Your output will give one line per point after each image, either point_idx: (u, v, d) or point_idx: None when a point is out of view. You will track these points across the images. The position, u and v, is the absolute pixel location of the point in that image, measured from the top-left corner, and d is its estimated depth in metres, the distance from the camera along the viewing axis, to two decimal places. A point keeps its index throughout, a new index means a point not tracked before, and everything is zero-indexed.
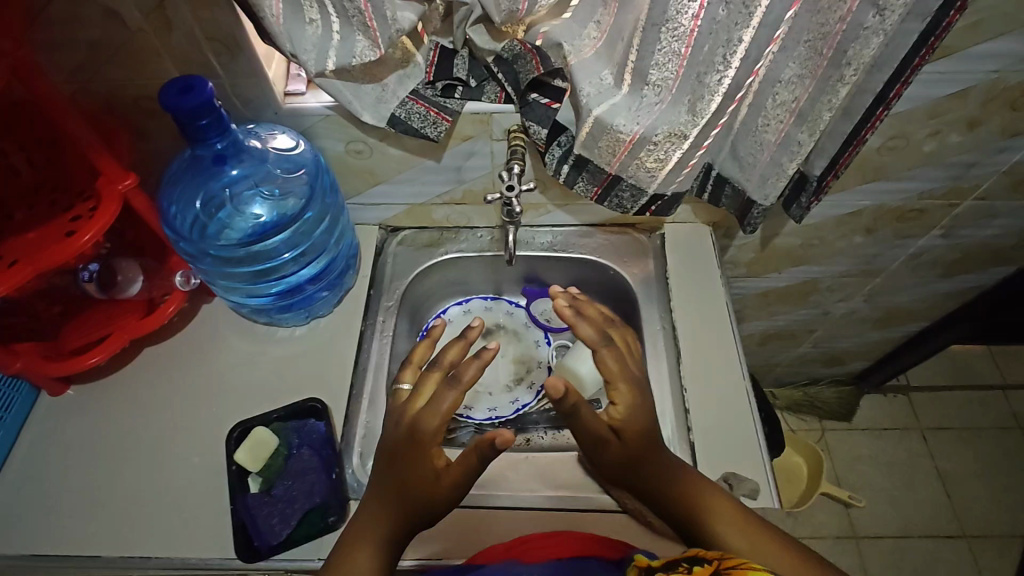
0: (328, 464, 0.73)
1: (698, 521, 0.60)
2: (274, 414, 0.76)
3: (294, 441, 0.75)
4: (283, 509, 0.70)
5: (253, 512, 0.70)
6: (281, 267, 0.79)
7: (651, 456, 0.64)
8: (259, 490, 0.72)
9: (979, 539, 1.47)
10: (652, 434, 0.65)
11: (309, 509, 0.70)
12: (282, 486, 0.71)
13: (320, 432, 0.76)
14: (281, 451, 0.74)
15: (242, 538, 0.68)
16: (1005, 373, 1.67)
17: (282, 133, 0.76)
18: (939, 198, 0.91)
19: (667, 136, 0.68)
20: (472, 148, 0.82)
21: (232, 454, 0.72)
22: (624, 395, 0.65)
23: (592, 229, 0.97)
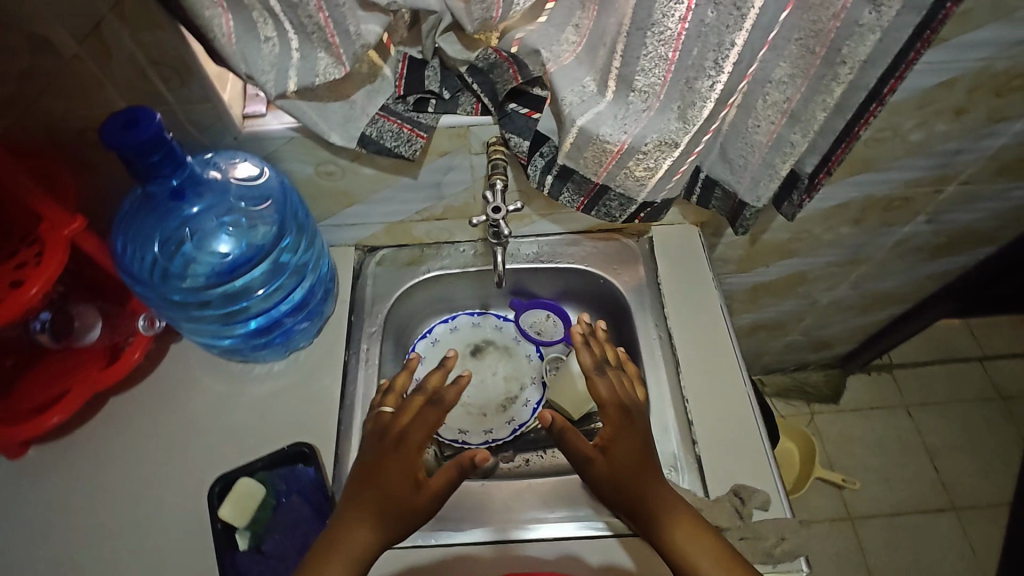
0: (321, 511, 0.68)
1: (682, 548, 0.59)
2: (260, 462, 0.71)
3: (282, 489, 0.70)
4: (274, 566, 0.66)
5: (241, 572, 0.65)
6: (256, 303, 0.74)
7: (641, 477, 0.63)
8: (249, 547, 0.67)
9: (970, 511, 1.49)
10: (643, 456, 0.65)
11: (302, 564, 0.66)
12: (271, 541, 0.67)
13: (310, 478, 0.70)
14: (268, 502, 0.68)
15: None
16: (983, 344, 1.70)
17: (244, 160, 0.71)
18: (926, 185, 0.90)
19: (657, 145, 0.64)
20: (450, 162, 0.77)
21: (215, 511, 0.67)
22: (614, 416, 0.67)
23: (578, 237, 0.94)
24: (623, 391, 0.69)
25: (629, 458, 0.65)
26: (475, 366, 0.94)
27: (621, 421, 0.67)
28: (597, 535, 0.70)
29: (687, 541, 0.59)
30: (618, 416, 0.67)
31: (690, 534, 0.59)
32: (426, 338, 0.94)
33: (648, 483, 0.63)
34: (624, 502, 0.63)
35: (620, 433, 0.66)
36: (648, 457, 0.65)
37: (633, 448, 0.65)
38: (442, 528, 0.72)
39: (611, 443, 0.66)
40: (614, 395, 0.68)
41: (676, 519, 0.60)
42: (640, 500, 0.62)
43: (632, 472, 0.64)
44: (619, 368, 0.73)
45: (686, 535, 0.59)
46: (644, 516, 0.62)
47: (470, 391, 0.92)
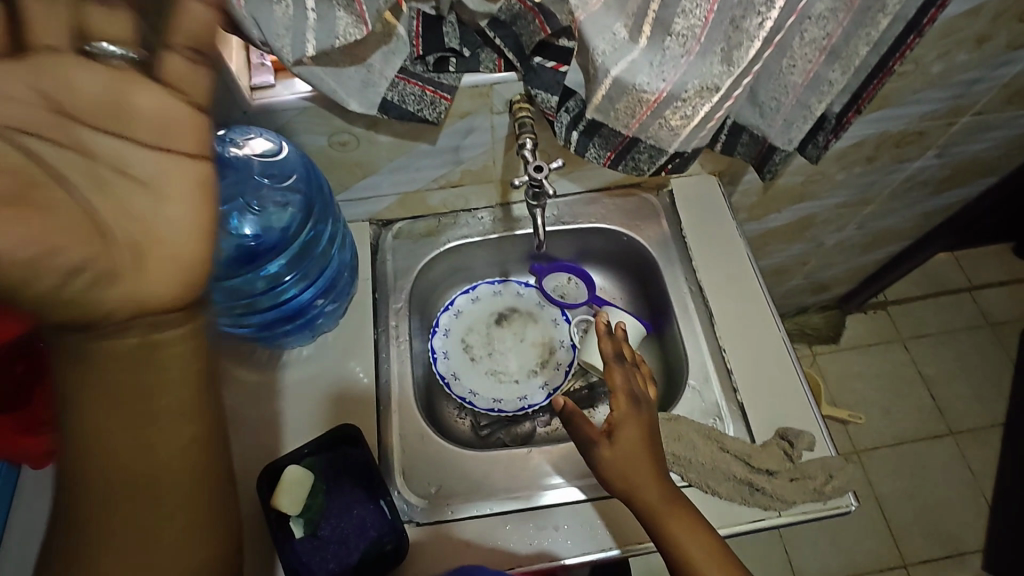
0: (373, 492, 0.67)
1: (673, 536, 0.60)
2: (305, 448, 0.68)
3: (329, 474, 0.68)
4: (337, 551, 0.65)
5: (304, 560, 0.64)
6: (283, 290, 0.71)
7: (640, 468, 0.62)
8: (304, 534, 0.65)
9: (965, 434, 1.56)
10: (648, 450, 0.63)
11: (365, 546, 0.65)
12: (329, 526, 0.66)
13: (359, 459, 0.69)
14: (318, 487, 0.67)
15: None
16: (971, 274, 1.75)
17: (260, 134, 0.68)
18: (940, 118, 0.90)
19: (697, 91, 0.63)
20: (471, 124, 0.74)
21: (267, 502, 0.64)
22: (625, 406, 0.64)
23: (597, 195, 0.92)
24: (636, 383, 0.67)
25: (633, 449, 0.63)
26: (501, 334, 0.93)
27: (630, 410, 0.64)
28: None
29: (681, 531, 0.60)
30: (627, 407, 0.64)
31: (684, 523, 0.61)
32: (449, 311, 0.92)
33: (646, 475, 0.62)
34: (624, 489, 0.62)
35: (628, 423, 0.64)
36: (653, 448, 0.64)
37: (640, 439, 0.63)
38: (498, 497, 0.71)
39: (617, 429, 0.64)
40: (629, 386, 0.66)
41: (672, 508, 0.61)
42: (638, 491, 0.62)
43: (639, 465, 0.62)
44: (635, 365, 0.70)
45: (680, 525, 0.60)
46: (639, 500, 0.62)
47: (499, 359, 0.91)
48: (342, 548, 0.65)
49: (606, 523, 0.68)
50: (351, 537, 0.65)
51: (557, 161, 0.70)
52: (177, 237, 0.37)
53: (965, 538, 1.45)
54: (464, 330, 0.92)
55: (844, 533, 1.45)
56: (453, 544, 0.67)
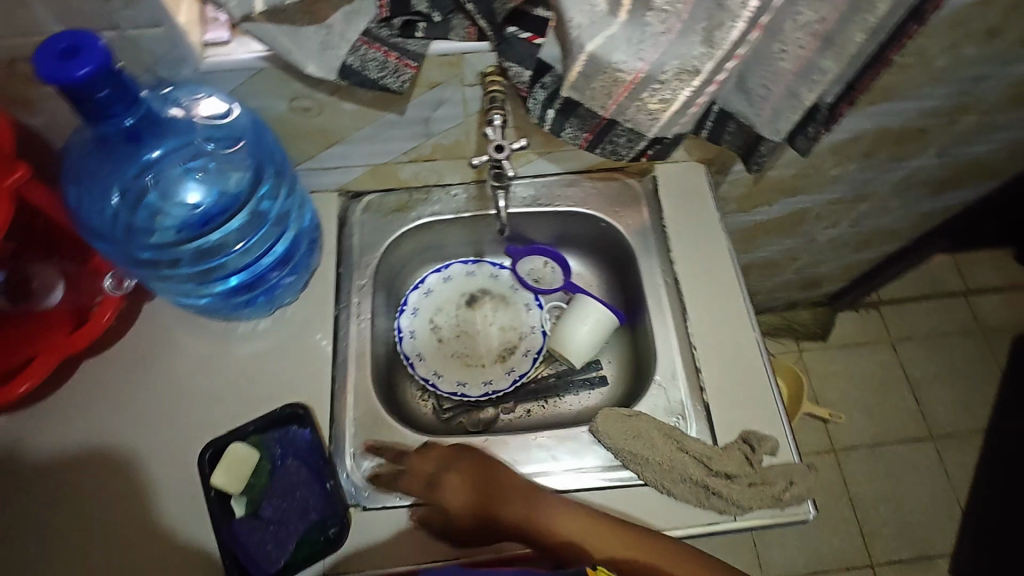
0: (320, 473, 0.67)
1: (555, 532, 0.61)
2: (250, 426, 0.68)
3: (277, 452, 0.68)
4: (276, 532, 0.64)
5: (242, 540, 0.63)
6: (235, 262, 0.68)
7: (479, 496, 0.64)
8: (246, 513, 0.65)
9: (946, 439, 1.55)
10: (471, 468, 0.67)
11: (305, 529, 0.64)
12: (270, 507, 0.65)
13: (306, 440, 0.68)
14: (264, 466, 0.66)
15: (235, 568, 0.62)
16: (967, 278, 1.71)
17: (208, 96, 0.63)
18: (942, 115, 0.85)
19: (677, 73, 0.58)
20: (441, 96, 0.70)
21: (208, 479, 0.65)
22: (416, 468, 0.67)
23: (577, 177, 0.88)
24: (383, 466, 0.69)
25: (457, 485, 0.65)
26: (471, 316, 0.90)
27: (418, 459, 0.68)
28: (610, 486, 0.68)
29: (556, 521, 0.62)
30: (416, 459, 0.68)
31: (550, 510, 0.63)
32: (419, 289, 0.89)
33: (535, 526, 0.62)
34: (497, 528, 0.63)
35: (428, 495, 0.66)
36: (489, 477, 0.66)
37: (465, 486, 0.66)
38: None
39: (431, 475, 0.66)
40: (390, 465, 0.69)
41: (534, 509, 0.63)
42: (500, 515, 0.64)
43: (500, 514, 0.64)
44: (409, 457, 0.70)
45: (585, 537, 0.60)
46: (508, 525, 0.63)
47: (467, 342, 0.89)
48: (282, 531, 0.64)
49: None
50: (292, 519, 0.65)
51: (521, 141, 0.68)
52: None
53: (935, 541, 1.45)
54: (433, 310, 0.89)
55: (814, 529, 1.45)
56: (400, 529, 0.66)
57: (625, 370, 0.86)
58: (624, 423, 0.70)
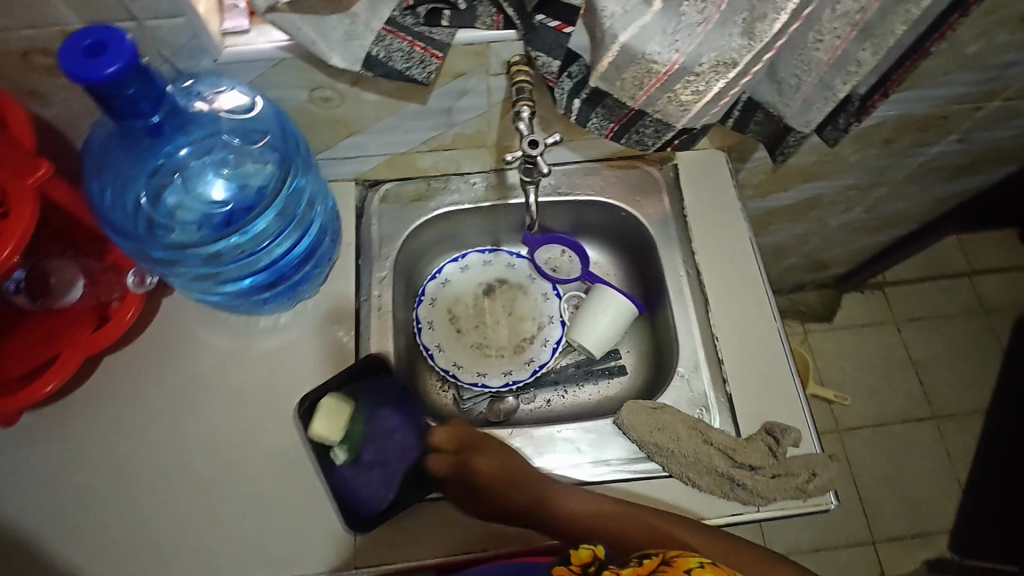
0: (417, 418, 0.70)
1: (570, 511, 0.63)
2: (336, 377, 0.66)
3: (370, 403, 0.67)
4: (382, 473, 0.66)
5: (348, 483, 0.65)
6: (258, 258, 0.67)
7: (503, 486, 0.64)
8: (346, 460, 0.65)
9: (948, 418, 1.57)
10: (498, 454, 0.66)
11: (411, 468, 0.67)
12: (371, 452, 0.66)
13: (396, 388, 0.70)
14: (360, 415, 0.66)
15: (348, 511, 0.64)
16: (973, 259, 1.72)
17: (231, 88, 0.62)
18: (967, 102, 0.84)
19: (713, 65, 0.57)
20: (465, 85, 0.68)
21: (308, 431, 0.63)
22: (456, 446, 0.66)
23: (597, 165, 0.87)
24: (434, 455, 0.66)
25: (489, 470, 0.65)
26: (488, 306, 0.89)
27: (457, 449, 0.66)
28: (633, 478, 0.69)
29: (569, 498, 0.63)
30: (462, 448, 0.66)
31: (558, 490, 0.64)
32: (437, 279, 0.89)
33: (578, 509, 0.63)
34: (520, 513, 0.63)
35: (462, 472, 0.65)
36: (515, 460, 0.66)
37: (495, 468, 0.65)
38: None
39: (466, 462, 0.65)
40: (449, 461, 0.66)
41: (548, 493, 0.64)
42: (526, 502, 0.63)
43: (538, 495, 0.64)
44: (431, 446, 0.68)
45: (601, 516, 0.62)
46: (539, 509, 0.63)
47: (485, 332, 0.88)
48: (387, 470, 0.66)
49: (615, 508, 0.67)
50: (394, 462, 0.66)
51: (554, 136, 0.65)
52: None
53: (935, 518, 1.48)
54: (451, 301, 0.89)
55: None
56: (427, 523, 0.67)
57: (644, 360, 0.86)
58: (651, 416, 0.70)
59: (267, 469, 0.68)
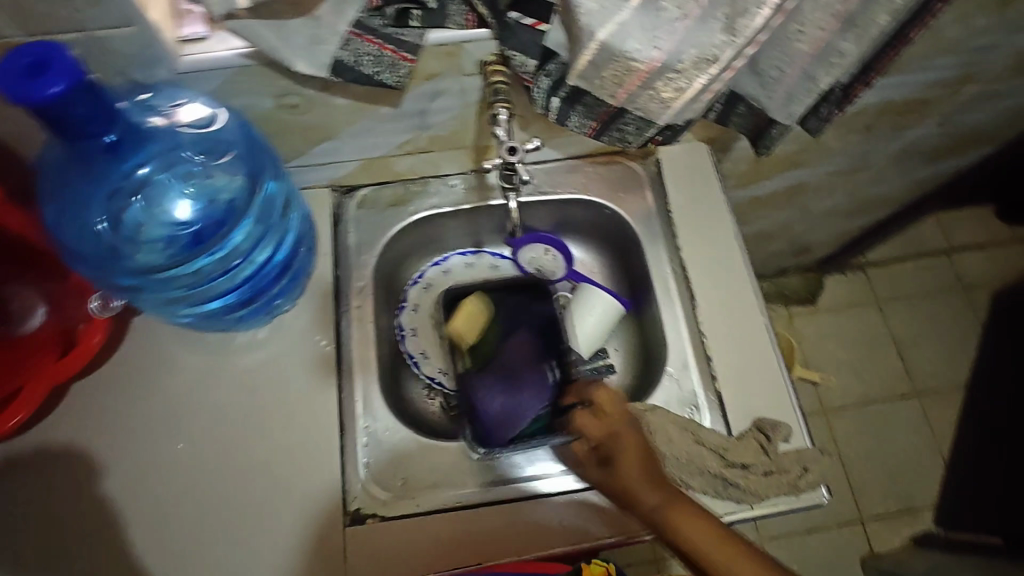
0: (560, 347, 0.72)
1: (682, 534, 0.60)
2: (490, 283, 0.77)
3: (507, 318, 0.75)
4: (506, 397, 0.69)
5: (476, 395, 0.70)
6: (231, 278, 0.64)
7: (635, 479, 0.62)
8: (477, 370, 0.72)
9: (930, 395, 1.60)
10: (638, 449, 0.63)
11: (546, 404, 0.69)
12: (484, 372, 0.71)
13: (553, 316, 0.74)
14: (492, 329, 0.74)
15: (470, 417, 0.70)
16: (951, 237, 1.74)
17: (190, 101, 0.60)
18: (947, 85, 0.84)
19: (694, 62, 0.55)
20: (439, 87, 0.66)
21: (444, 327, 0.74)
22: (597, 427, 0.64)
23: (578, 162, 0.85)
24: (579, 424, 0.65)
25: (619, 454, 0.63)
26: None
27: (604, 433, 0.64)
28: None
29: (686, 524, 0.60)
30: (619, 431, 0.64)
31: (685, 511, 0.61)
32: (418, 284, 0.86)
33: (691, 521, 0.60)
34: (631, 505, 0.62)
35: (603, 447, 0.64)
36: (651, 455, 0.64)
37: (638, 458, 0.63)
38: (462, 490, 0.69)
39: (604, 444, 0.64)
40: (599, 430, 0.64)
41: (672, 510, 0.61)
42: (642, 504, 0.61)
43: (666, 494, 0.61)
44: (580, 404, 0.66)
45: (713, 552, 0.59)
46: (640, 508, 0.62)
47: None
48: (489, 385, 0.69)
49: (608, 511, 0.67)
50: (524, 378, 0.69)
51: (531, 146, 0.68)
52: None
53: (921, 493, 1.51)
54: (434, 306, 0.86)
55: None
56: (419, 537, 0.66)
57: (633, 358, 0.85)
58: (643, 419, 0.69)
59: (251, 492, 0.66)
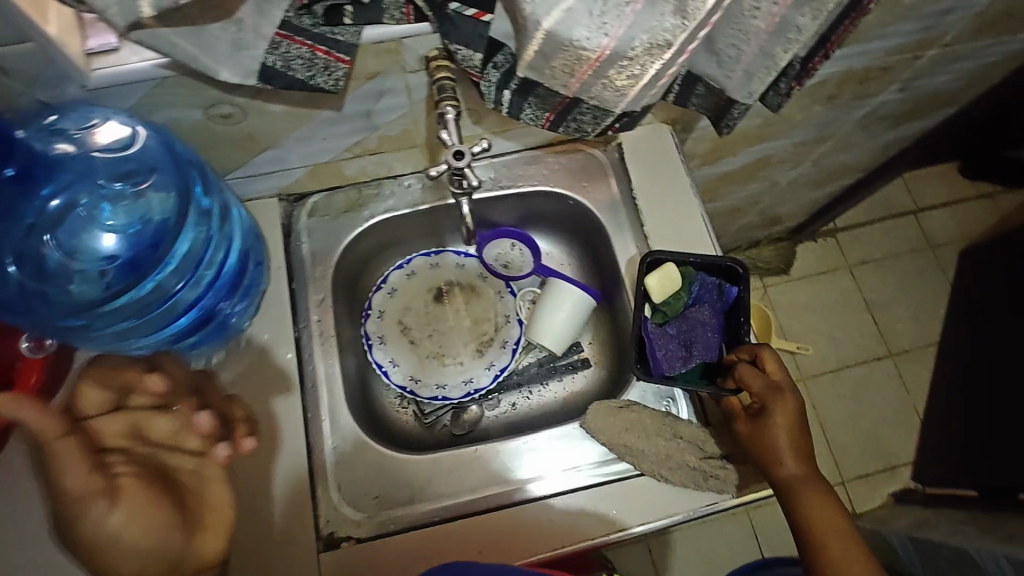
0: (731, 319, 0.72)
1: (807, 513, 0.61)
2: (696, 258, 0.73)
3: (695, 290, 0.74)
4: (682, 348, 0.71)
5: (650, 336, 0.72)
6: (178, 300, 0.62)
7: (776, 446, 0.62)
8: (657, 321, 0.73)
9: (903, 354, 1.63)
10: (798, 421, 0.63)
11: (705, 362, 0.71)
12: (676, 326, 0.72)
13: (731, 297, 0.73)
14: (683, 294, 0.73)
15: (638, 352, 0.71)
16: (917, 197, 1.75)
17: (105, 121, 0.57)
18: (906, 52, 0.82)
19: (646, 49, 0.52)
20: (382, 86, 0.62)
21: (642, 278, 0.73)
22: (760, 386, 0.64)
23: (538, 152, 0.82)
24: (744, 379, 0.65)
25: (778, 416, 0.63)
26: (440, 312, 0.85)
27: (770, 395, 0.64)
28: (606, 481, 0.67)
29: (817, 506, 0.61)
30: (779, 397, 0.64)
31: (818, 494, 0.62)
32: (382, 289, 0.83)
33: (819, 502, 0.61)
34: (762, 464, 0.63)
35: (770, 409, 0.63)
36: (801, 428, 0.64)
37: (790, 429, 0.63)
38: (443, 502, 0.67)
39: (765, 407, 0.64)
40: (762, 387, 0.64)
41: (808, 485, 0.62)
42: (779, 469, 0.62)
43: (807, 470, 0.62)
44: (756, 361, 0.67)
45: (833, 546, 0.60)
46: (777, 471, 0.63)
47: (441, 340, 0.83)
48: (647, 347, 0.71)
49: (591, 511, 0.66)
50: (699, 340, 0.72)
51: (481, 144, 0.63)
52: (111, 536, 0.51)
53: (898, 451, 1.54)
54: (400, 311, 0.84)
55: None
56: (398, 555, 0.64)
57: (609, 350, 0.83)
58: (615, 416, 0.68)
59: None
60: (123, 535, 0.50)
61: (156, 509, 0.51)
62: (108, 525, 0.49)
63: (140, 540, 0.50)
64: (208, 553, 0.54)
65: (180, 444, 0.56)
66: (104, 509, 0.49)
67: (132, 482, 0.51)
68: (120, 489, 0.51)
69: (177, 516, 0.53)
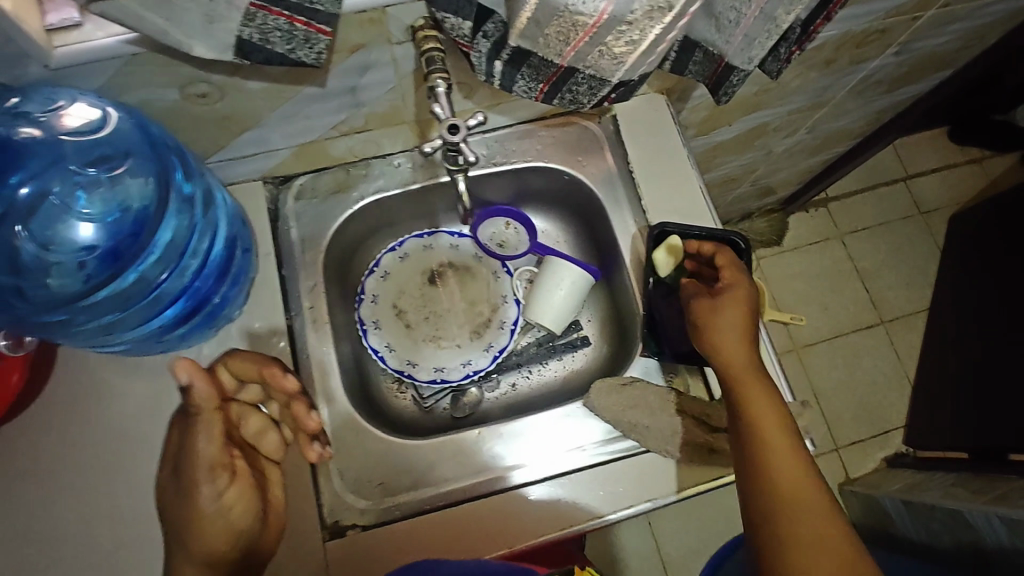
0: None
1: (750, 399, 0.58)
2: (697, 231, 0.72)
3: None
4: None
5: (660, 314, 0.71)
6: (164, 289, 0.60)
7: (727, 323, 0.62)
8: (667, 297, 0.72)
9: (895, 321, 1.64)
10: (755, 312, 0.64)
11: None
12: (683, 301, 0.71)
13: None
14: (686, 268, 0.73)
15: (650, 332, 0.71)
16: (907, 164, 1.75)
17: (72, 102, 0.53)
18: (905, 13, 0.80)
19: (646, 11, 0.49)
20: (367, 59, 0.59)
21: (648, 254, 0.72)
22: (728, 273, 0.66)
23: (530, 127, 0.79)
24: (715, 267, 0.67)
25: (736, 299, 0.63)
26: (435, 294, 0.83)
27: (736, 283, 0.65)
28: (611, 458, 0.67)
29: (760, 395, 0.59)
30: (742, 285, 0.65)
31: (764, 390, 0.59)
32: (374, 273, 0.81)
33: (765, 396, 0.59)
34: (710, 342, 0.62)
35: (733, 289, 0.64)
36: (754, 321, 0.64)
37: (743, 314, 0.63)
38: (446, 486, 0.66)
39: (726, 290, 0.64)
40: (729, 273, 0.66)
41: (753, 371, 0.60)
42: (726, 346, 0.61)
43: (753, 357, 0.61)
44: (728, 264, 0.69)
45: (779, 448, 0.56)
46: (724, 350, 0.61)
47: (437, 323, 0.82)
48: (658, 324, 0.71)
49: (599, 486, 0.65)
50: None
51: (477, 117, 0.61)
52: (210, 515, 0.54)
53: (890, 417, 1.57)
54: (395, 294, 0.82)
55: None
56: (404, 538, 0.63)
57: (608, 327, 0.82)
58: (619, 394, 0.67)
59: None
60: (230, 511, 0.55)
61: (257, 496, 0.57)
62: (219, 499, 0.54)
63: (239, 519, 0.55)
64: (268, 543, 0.58)
65: (260, 444, 0.61)
66: (222, 482, 0.55)
67: (245, 465, 0.57)
68: (236, 471, 0.56)
69: (260, 505, 0.58)
